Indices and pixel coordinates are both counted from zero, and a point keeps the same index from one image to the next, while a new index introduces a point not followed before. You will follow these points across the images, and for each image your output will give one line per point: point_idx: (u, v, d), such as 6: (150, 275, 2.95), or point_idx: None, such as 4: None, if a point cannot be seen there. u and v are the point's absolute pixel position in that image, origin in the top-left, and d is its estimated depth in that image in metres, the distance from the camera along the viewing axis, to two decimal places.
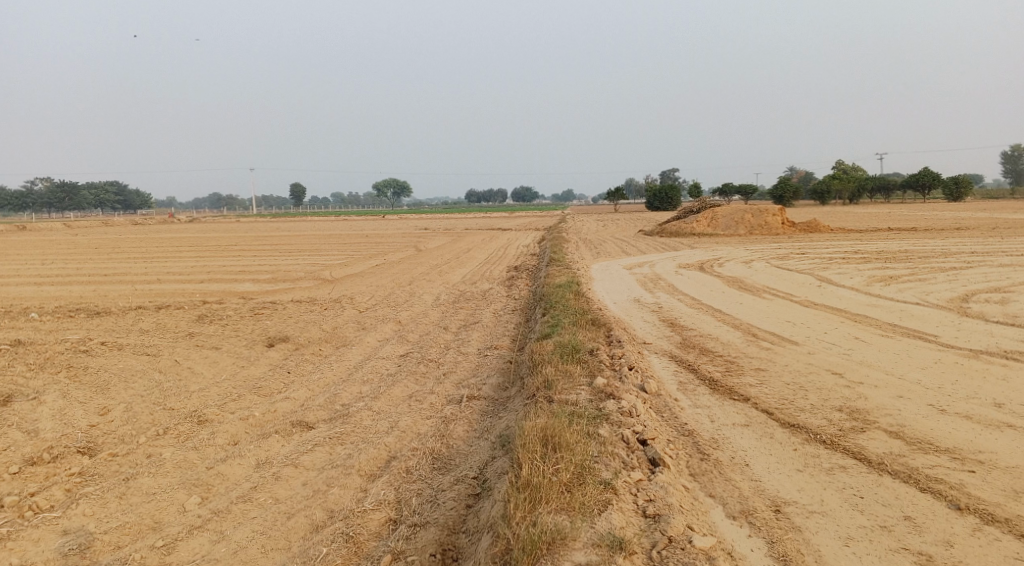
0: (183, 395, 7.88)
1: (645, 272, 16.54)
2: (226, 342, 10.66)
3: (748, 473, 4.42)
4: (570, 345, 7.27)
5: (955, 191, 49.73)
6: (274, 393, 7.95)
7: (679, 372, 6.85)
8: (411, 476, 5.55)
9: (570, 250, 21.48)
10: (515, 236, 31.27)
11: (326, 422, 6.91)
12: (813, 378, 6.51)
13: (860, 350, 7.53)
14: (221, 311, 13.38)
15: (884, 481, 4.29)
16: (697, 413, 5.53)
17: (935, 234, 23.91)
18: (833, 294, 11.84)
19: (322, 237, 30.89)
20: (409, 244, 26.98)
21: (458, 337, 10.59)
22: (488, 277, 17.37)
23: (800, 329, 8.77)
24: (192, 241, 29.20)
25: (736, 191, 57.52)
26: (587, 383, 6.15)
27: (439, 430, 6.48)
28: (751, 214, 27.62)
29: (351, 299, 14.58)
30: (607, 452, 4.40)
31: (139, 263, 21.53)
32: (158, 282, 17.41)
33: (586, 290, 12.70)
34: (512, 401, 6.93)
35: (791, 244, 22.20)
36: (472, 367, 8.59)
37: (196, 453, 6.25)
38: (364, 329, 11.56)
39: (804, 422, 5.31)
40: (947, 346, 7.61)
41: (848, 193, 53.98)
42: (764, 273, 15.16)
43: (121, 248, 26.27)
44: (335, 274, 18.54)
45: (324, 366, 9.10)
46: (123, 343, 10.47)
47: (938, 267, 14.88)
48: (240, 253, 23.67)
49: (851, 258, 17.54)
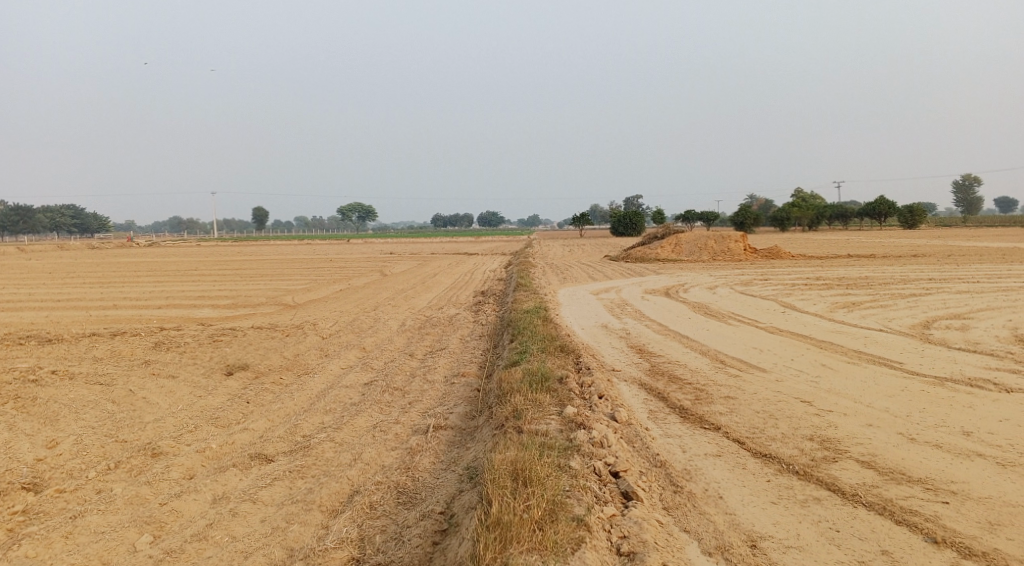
0: (136, 426, 7.53)
1: (611, 297, 16.57)
2: (183, 371, 10.29)
3: (723, 506, 4.33)
4: (539, 373, 7.16)
5: (910, 220, 51.26)
6: (232, 423, 7.65)
7: (649, 400, 6.78)
8: (375, 512, 5.34)
9: (537, 276, 21.47)
10: (482, 260, 31.19)
11: (286, 454, 6.66)
12: (782, 406, 6.49)
13: (827, 377, 7.57)
14: (179, 338, 12.97)
15: (860, 514, 4.24)
16: (668, 443, 5.45)
17: (892, 261, 24.47)
18: (798, 321, 11.96)
19: (286, 261, 30.46)
20: (375, 269, 26.70)
21: (424, 364, 10.40)
22: (455, 303, 17.21)
23: (768, 356, 8.80)
24: (151, 265, 28.47)
25: (699, 218, 58.45)
26: (557, 412, 6.03)
27: (405, 462, 6.28)
28: (715, 241, 28.01)
29: (314, 325, 14.27)
30: (579, 486, 4.27)
31: (94, 287, 20.87)
32: (114, 308, 16.85)
33: (553, 316, 12.63)
34: (479, 431, 6.77)
35: (754, 270, 22.55)
36: (438, 396, 8.41)
37: (149, 488, 5.93)
38: (328, 356, 11.29)
39: (776, 452, 5.26)
40: (912, 373, 7.69)
41: (807, 221, 55.23)
42: (730, 299, 15.29)
43: (75, 272, 25.44)
44: (298, 299, 18.18)
45: (285, 395, 8.82)
46: (74, 372, 10.03)
47: (897, 294, 15.20)
48: (201, 278, 23.12)
49: (814, 285, 17.84)
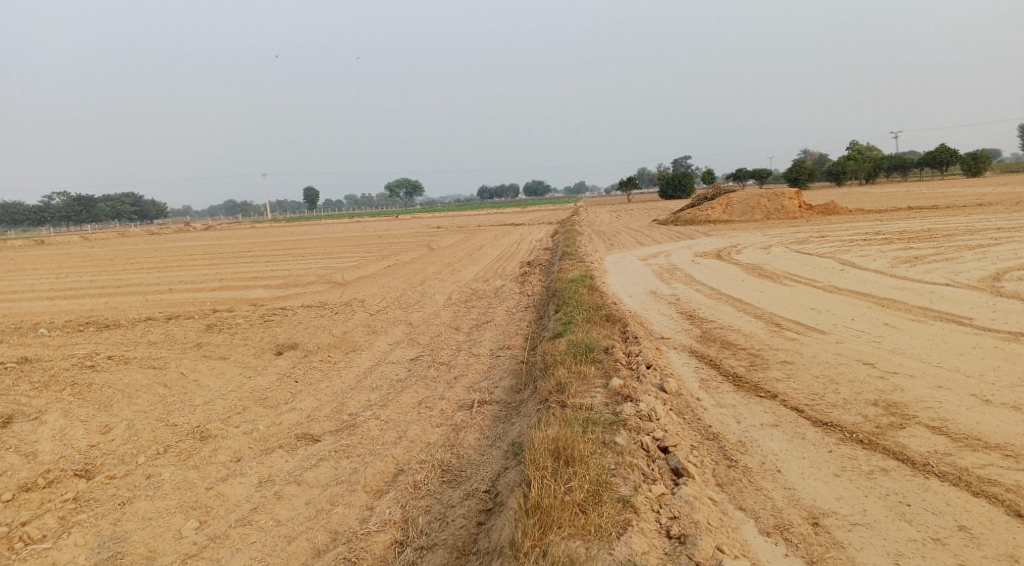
0: (186, 409, 7.63)
1: (660, 262, 16.14)
2: (234, 352, 10.42)
3: (781, 481, 4.05)
4: (584, 344, 6.91)
5: (975, 167, 48.59)
6: (280, 404, 7.68)
7: (700, 368, 6.49)
8: (419, 492, 5.24)
9: (584, 243, 21.10)
10: (528, 230, 30.89)
11: (331, 434, 6.63)
12: (843, 370, 6.11)
13: (891, 337, 7.11)
14: (231, 319, 13.18)
15: (933, 486, 3.90)
16: (721, 414, 5.17)
17: (958, 211, 23.16)
18: (857, 278, 11.37)
19: (334, 239, 30.76)
20: (421, 243, 26.72)
21: (470, 337, 10.28)
22: (500, 274, 17.04)
23: (826, 317, 8.36)
24: (205, 248, 29.12)
25: (750, 176, 56.70)
26: (603, 384, 5.80)
27: (449, 439, 6.17)
28: (767, 199, 27.04)
29: (362, 302, 14.32)
30: (626, 463, 4.05)
31: (151, 272, 21.45)
32: (170, 292, 17.25)
33: (600, 284, 12.33)
34: (525, 406, 6.60)
35: (810, 228, 21.68)
36: (484, 369, 8.27)
37: (196, 473, 5.98)
38: (374, 333, 11.28)
39: (838, 419, 4.93)
40: (984, 329, 7.17)
41: (864, 173, 52.95)
42: (784, 259, 14.68)
43: (134, 258, 26.19)
44: (346, 277, 18.29)
45: (332, 374, 8.82)
46: (130, 357, 10.26)
47: (964, 246, 14.34)
48: (252, 259, 23.52)
49: (874, 239, 17.01)
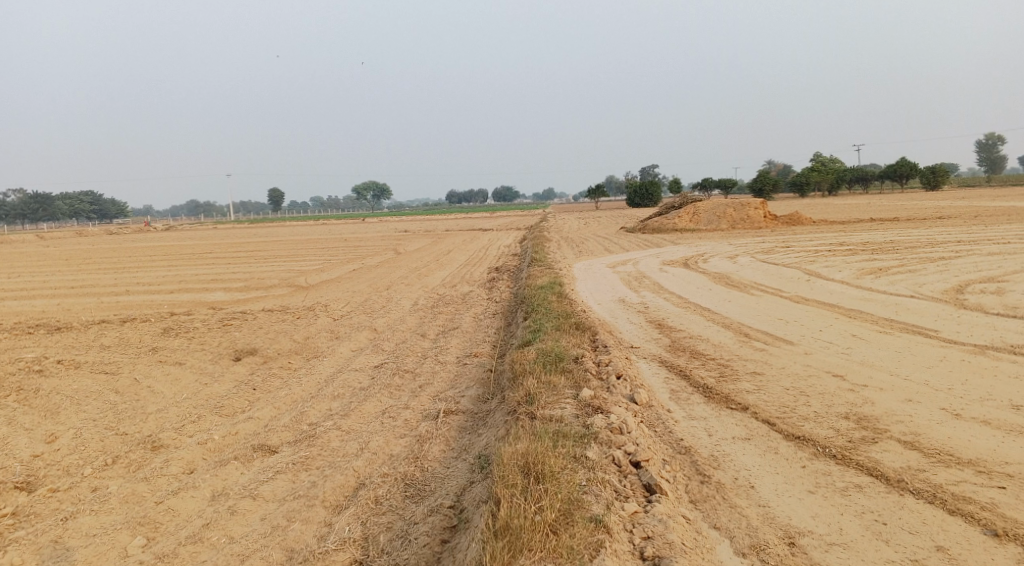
0: (138, 417, 7.28)
1: (628, 269, 16.11)
2: (191, 357, 10.04)
3: (755, 498, 3.96)
4: (553, 353, 6.76)
5: (932, 181, 49.91)
6: (238, 412, 7.38)
7: (670, 378, 6.39)
8: (381, 507, 5.03)
9: (552, 250, 21.01)
10: (497, 235, 30.74)
11: (290, 445, 6.36)
12: (813, 382, 6.06)
13: (860, 349, 7.11)
14: (189, 323, 12.75)
15: (909, 503, 3.84)
16: (693, 427, 5.06)
17: (917, 224, 23.66)
18: (823, 289, 11.46)
19: (299, 242, 30.25)
20: (389, 247, 26.39)
21: (436, 344, 10.07)
22: (468, 280, 16.84)
23: (794, 327, 8.35)
24: (166, 249, 28.36)
25: (715, 186, 57.43)
26: (573, 395, 5.65)
27: (413, 451, 5.95)
28: (733, 209, 27.33)
29: (326, 306, 13.99)
30: (597, 480, 3.90)
31: (108, 273, 20.75)
32: (127, 294, 16.67)
33: (568, 291, 12.22)
34: (492, 416, 6.42)
35: (775, 238, 21.92)
36: (450, 378, 8.07)
37: (146, 485, 5.67)
38: (338, 338, 10.99)
39: (810, 433, 4.85)
40: (950, 342, 7.21)
41: (827, 185, 54.00)
42: (751, 268, 14.76)
43: (90, 259, 25.32)
44: (310, 281, 17.90)
45: (293, 381, 8.52)
46: (80, 361, 9.82)
47: (926, 258, 14.59)
48: (215, 261, 22.94)
49: (837, 250, 17.24)
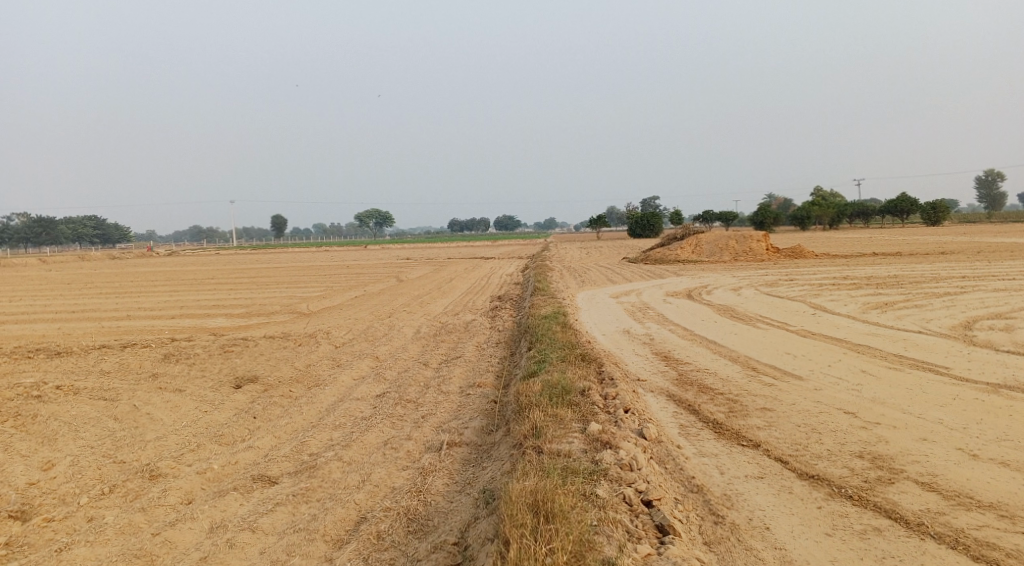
0: (137, 445, 7.16)
1: (632, 300, 16.04)
2: (190, 384, 9.93)
3: (771, 540, 3.84)
4: (559, 385, 6.66)
5: (933, 216, 50.03)
6: (237, 441, 7.25)
7: (678, 413, 6.28)
8: (383, 543, 4.90)
9: (554, 279, 20.96)
10: (499, 264, 30.73)
11: (291, 476, 6.23)
12: (825, 419, 5.95)
13: (870, 385, 7.01)
14: (189, 349, 12.65)
15: (931, 549, 3.72)
16: (703, 464, 4.95)
17: (920, 259, 23.62)
18: (829, 323, 11.36)
19: (302, 268, 30.22)
20: (391, 275, 26.35)
21: (438, 374, 9.96)
22: (471, 308, 16.77)
23: (802, 362, 8.25)
24: (168, 274, 28.33)
25: (717, 218, 57.60)
26: (580, 429, 5.55)
27: (416, 483, 5.83)
28: (736, 241, 27.36)
29: (327, 334, 13.89)
30: (609, 520, 3.79)
31: (109, 298, 20.70)
32: (128, 319, 16.58)
33: (572, 322, 12.13)
34: (497, 449, 6.30)
35: (778, 270, 21.86)
36: (453, 408, 7.94)
37: (143, 516, 5.54)
38: (340, 366, 10.88)
39: (824, 472, 4.74)
40: (962, 379, 7.12)
41: (828, 219, 54.15)
42: (756, 301, 14.68)
43: (92, 283, 25.29)
44: (312, 307, 17.82)
45: (294, 410, 8.41)
46: (79, 386, 9.72)
47: (931, 293, 14.52)
48: (216, 287, 22.88)
49: (842, 284, 17.17)
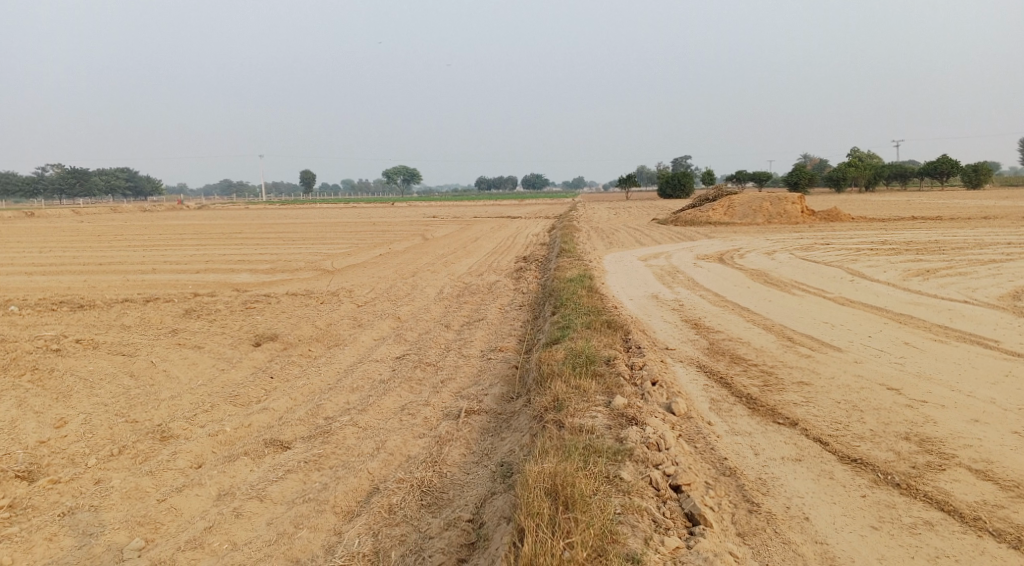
0: (150, 404, 7.03)
1: (661, 263, 15.57)
2: (210, 341, 9.81)
3: (812, 533, 3.52)
4: (584, 354, 6.33)
5: (975, 179, 48.17)
6: (252, 402, 7.09)
7: (710, 386, 5.94)
8: (394, 517, 4.68)
9: (582, 240, 20.51)
10: (526, 224, 30.25)
11: (303, 441, 6.04)
12: (867, 396, 5.55)
13: (915, 359, 6.57)
14: (211, 305, 12.56)
15: (991, 549, 3.37)
16: (737, 443, 4.62)
17: (962, 223, 22.69)
18: (868, 290, 10.82)
19: (328, 224, 30.11)
20: (416, 232, 26.11)
21: (460, 336, 9.71)
22: (495, 269, 16.43)
23: (841, 332, 7.82)
24: (196, 228, 28.35)
25: (749, 179, 56.20)
26: (605, 403, 5.23)
27: (432, 453, 5.59)
28: (769, 202, 26.51)
29: (350, 292, 13.71)
30: (633, 508, 3.50)
31: (137, 251, 20.76)
32: (153, 272, 16.57)
33: (598, 285, 11.74)
34: (517, 419, 6.03)
35: (813, 234, 21.13)
36: (473, 374, 7.68)
37: (150, 480, 5.41)
38: (360, 326, 10.68)
39: (868, 455, 4.38)
40: (1014, 355, 6.64)
41: (865, 180, 52.44)
42: (790, 266, 14.13)
43: (121, 235, 25.45)
44: (336, 264, 17.65)
45: (311, 370, 8.22)
46: (99, 341, 9.64)
47: (976, 260, 13.82)
48: (242, 242, 22.82)
49: (880, 249, 16.48)
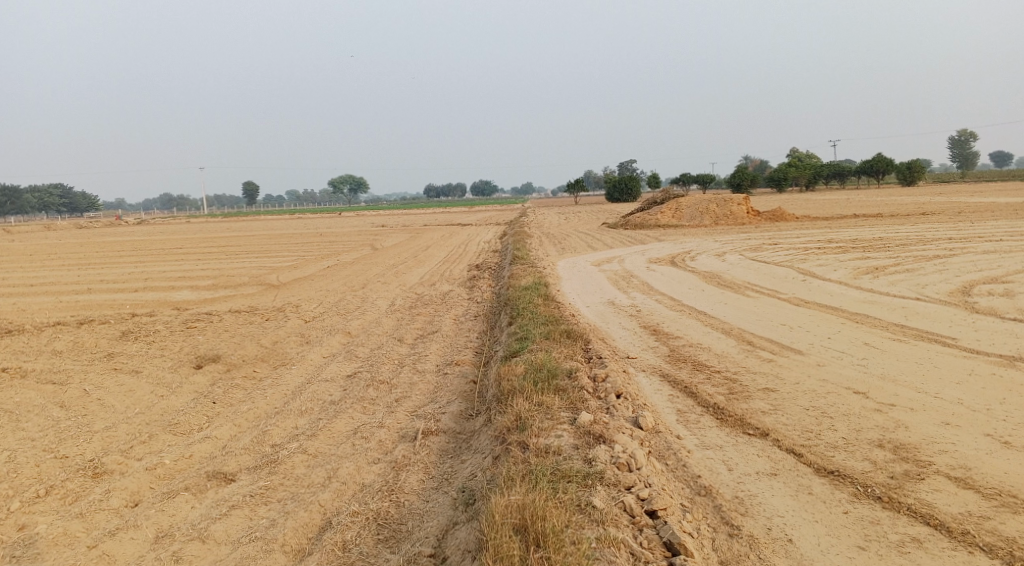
0: (81, 436, 6.47)
1: (614, 268, 15.48)
2: (148, 365, 9.21)
3: (797, 558, 3.37)
4: (545, 368, 6.07)
5: (908, 176, 49.98)
6: (193, 431, 6.60)
7: (675, 396, 5.75)
8: (349, 556, 4.33)
9: (534, 247, 20.35)
10: (477, 231, 29.95)
11: (250, 472, 5.61)
12: (834, 402, 5.44)
13: (876, 360, 6.52)
14: (149, 326, 11.87)
15: None
16: (709, 458, 4.42)
17: (901, 220, 23.37)
18: (821, 290, 10.88)
19: (273, 237, 29.18)
20: (365, 243, 25.54)
21: (413, 351, 9.35)
22: (448, 278, 16.10)
23: (800, 334, 7.76)
24: (134, 244, 27.08)
25: (694, 182, 57.17)
26: (570, 420, 4.98)
27: (388, 480, 5.24)
28: (716, 205, 26.85)
29: (297, 307, 13.18)
30: (609, 540, 3.28)
31: (69, 270, 19.66)
32: (87, 292, 15.66)
33: (554, 293, 11.51)
34: (477, 440, 5.72)
35: (761, 234, 21.41)
36: (429, 391, 7.34)
37: (80, 524, 4.92)
38: (309, 343, 10.23)
39: (843, 465, 4.25)
40: (971, 352, 6.66)
41: (805, 180, 53.86)
42: (743, 267, 14.18)
43: (53, 254, 24.14)
44: (282, 279, 17.00)
45: (257, 393, 7.74)
46: (26, 369, 8.94)
47: (920, 256, 14.12)
48: (183, 257, 21.87)
49: (827, 248, 16.75)
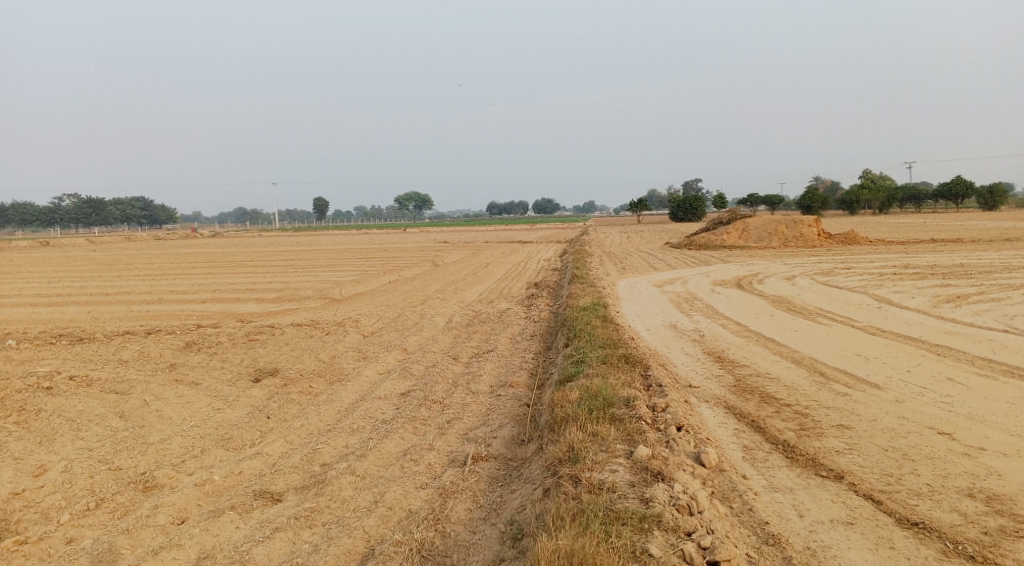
0: (137, 448, 6.55)
1: (677, 289, 15.02)
2: (207, 377, 9.34)
3: None
4: (601, 395, 5.79)
5: (991, 201, 47.36)
6: (245, 446, 6.59)
7: (741, 431, 5.39)
8: None
9: (595, 266, 20.04)
10: (538, 249, 29.73)
11: (296, 493, 5.53)
12: (917, 443, 4.98)
13: (963, 398, 5.99)
14: (213, 337, 12.11)
15: None
16: (778, 502, 4.08)
17: (986, 245, 22.03)
18: (898, 318, 10.23)
19: (339, 251, 29.76)
20: (426, 259, 25.69)
21: (468, 370, 9.19)
22: (506, 296, 15.94)
23: (876, 366, 7.25)
24: (206, 256, 28.11)
25: (763, 202, 55.64)
26: (626, 453, 4.71)
27: (434, 508, 5.06)
28: (785, 227, 25.93)
29: (356, 322, 13.26)
30: None
31: (144, 280, 20.42)
32: (158, 303, 16.17)
33: (613, 314, 11.20)
34: (528, 469, 5.49)
35: (832, 258, 20.51)
36: (482, 413, 7.15)
37: (126, 540, 4.93)
38: (365, 359, 10.21)
39: (930, 516, 3.85)
40: None
41: (879, 203, 51.65)
42: (813, 292, 13.52)
43: (131, 264, 25.18)
44: (343, 293, 17.19)
45: (311, 409, 7.71)
46: (93, 377, 9.20)
47: (1008, 284, 13.18)
48: (252, 270, 22.46)
49: (905, 273, 15.86)
